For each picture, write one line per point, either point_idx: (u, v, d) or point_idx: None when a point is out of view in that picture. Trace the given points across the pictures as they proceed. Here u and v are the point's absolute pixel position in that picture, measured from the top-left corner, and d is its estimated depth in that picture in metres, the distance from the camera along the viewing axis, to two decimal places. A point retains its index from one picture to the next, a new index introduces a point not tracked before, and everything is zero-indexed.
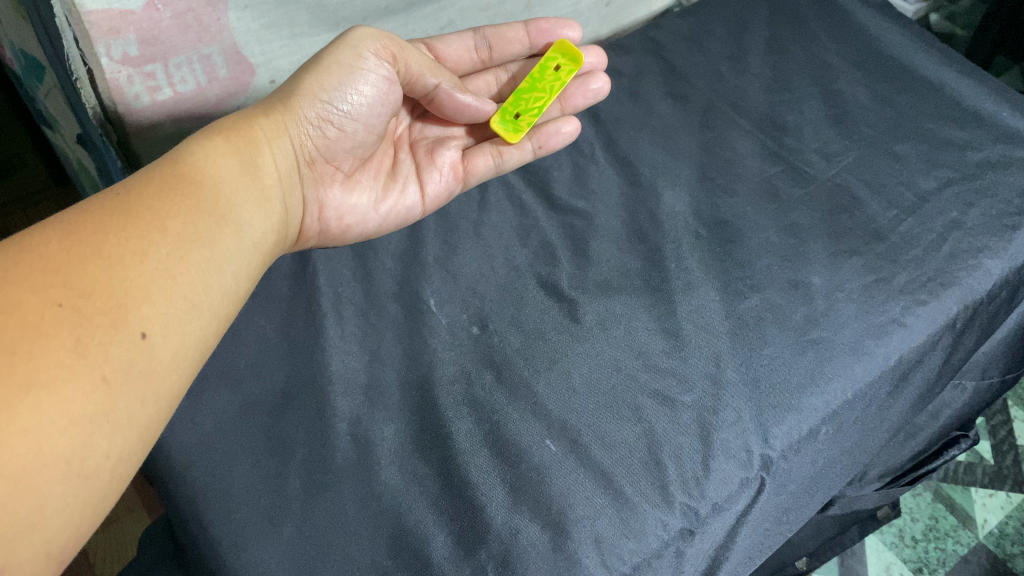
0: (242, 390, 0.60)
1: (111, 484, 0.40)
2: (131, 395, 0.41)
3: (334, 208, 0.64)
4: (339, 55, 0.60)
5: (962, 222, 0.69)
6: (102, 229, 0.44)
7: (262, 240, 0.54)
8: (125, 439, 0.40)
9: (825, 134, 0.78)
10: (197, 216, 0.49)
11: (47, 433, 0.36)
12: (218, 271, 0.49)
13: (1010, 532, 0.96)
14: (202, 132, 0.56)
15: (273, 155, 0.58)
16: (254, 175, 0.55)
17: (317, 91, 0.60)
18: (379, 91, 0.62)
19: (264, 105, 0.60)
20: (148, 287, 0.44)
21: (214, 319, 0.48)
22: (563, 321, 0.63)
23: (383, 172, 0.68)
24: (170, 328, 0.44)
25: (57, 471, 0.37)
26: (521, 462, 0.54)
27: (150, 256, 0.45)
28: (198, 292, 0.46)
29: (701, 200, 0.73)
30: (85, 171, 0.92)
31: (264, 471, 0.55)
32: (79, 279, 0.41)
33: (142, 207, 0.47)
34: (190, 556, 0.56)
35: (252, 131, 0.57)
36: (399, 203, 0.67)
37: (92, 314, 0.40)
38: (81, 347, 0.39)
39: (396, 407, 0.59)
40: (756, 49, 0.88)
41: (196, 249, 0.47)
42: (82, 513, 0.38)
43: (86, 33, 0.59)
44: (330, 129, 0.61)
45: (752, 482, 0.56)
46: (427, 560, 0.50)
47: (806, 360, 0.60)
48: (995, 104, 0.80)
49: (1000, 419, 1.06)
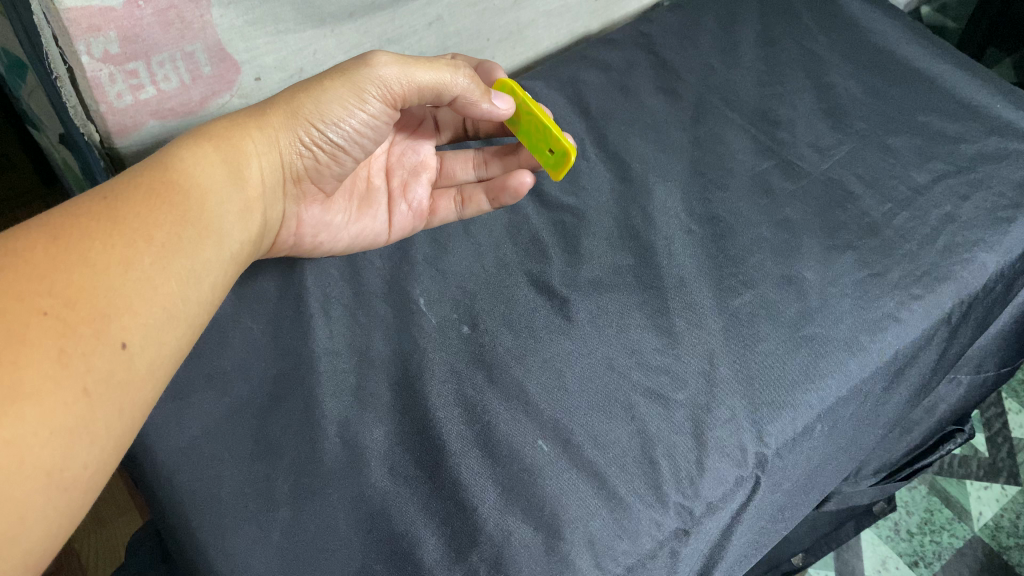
0: (230, 393, 0.58)
1: (87, 494, 0.39)
2: (109, 406, 0.40)
3: (311, 224, 0.66)
4: (337, 86, 0.58)
5: (956, 215, 0.69)
6: (88, 234, 0.43)
7: (238, 252, 0.53)
8: (102, 450, 0.39)
9: (818, 128, 0.77)
10: (181, 227, 0.48)
11: (30, 445, 0.36)
12: (197, 281, 0.48)
13: (1005, 525, 0.96)
14: (193, 134, 0.55)
15: (260, 171, 0.57)
16: (239, 193, 0.54)
17: (312, 117, 0.58)
18: (372, 122, 0.60)
19: (257, 111, 0.58)
20: (131, 296, 0.43)
21: (190, 329, 0.47)
22: (555, 320, 0.62)
23: (357, 195, 0.70)
24: (149, 338, 0.43)
25: (37, 482, 0.36)
26: (512, 462, 0.54)
27: (134, 266, 0.44)
28: (177, 303, 0.46)
29: (693, 196, 0.72)
30: (70, 171, 0.91)
31: (252, 475, 0.54)
32: (65, 286, 0.40)
33: (128, 214, 0.46)
34: (178, 560, 0.55)
35: (242, 140, 0.56)
36: (368, 227, 0.69)
37: (76, 324, 0.39)
38: (64, 358, 0.38)
39: (385, 409, 0.57)
40: (747, 42, 0.87)
41: (177, 259, 0.47)
42: (60, 522, 0.38)
43: (66, 31, 0.58)
44: (319, 152, 0.60)
45: (747, 480, 0.56)
46: (419, 565, 0.50)
47: (800, 356, 0.60)
48: (988, 97, 0.79)
49: (995, 412, 1.06)
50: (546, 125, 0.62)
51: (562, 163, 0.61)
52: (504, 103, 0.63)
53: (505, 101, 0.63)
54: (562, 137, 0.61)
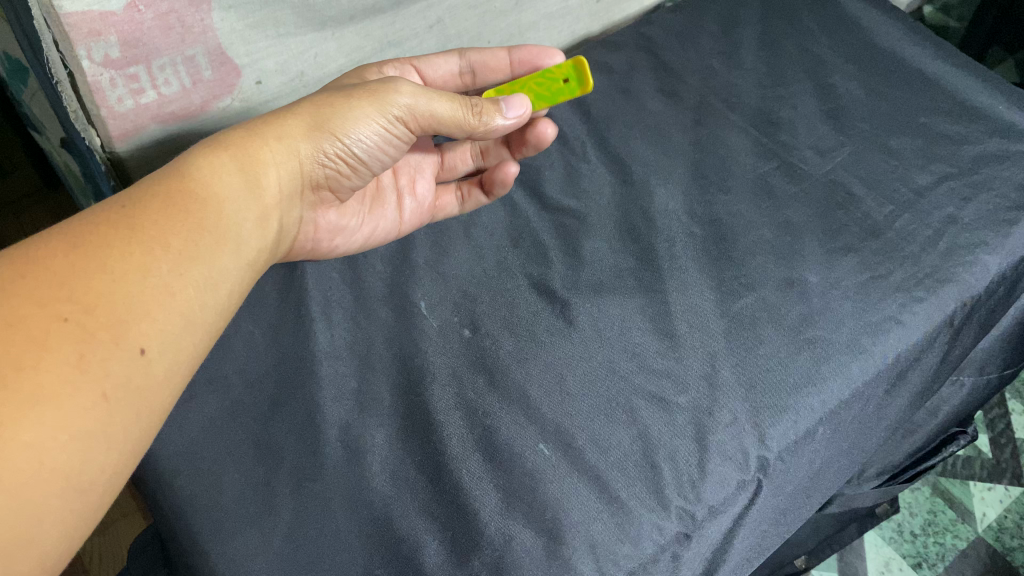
0: (231, 397, 0.58)
1: (103, 497, 0.40)
2: (127, 411, 0.40)
3: (327, 228, 0.66)
4: (362, 105, 0.56)
5: (958, 217, 0.68)
6: (107, 241, 0.43)
7: (255, 259, 0.52)
8: (119, 455, 0.39)
9: (820, 130, 0.77)
10: (199, 235, 0.47)
11: (50, 449, 0.36)
12: (214, 289, 0.47)
13: (1010, 526, 0.96)
14: (211, 142, 0.53)
15: (278, 180, 0.55)
16: (257, 204, 0.53)
17: (337, 131, 0.56)
18: (393, 139, 0.59)
19: (277, 119, 0.56)
20: (149, 304, 0.42)
21: (206, 335, 0.47)
22: (556, 322, 0.62)
23: (367, 194, 0.70)
24: (167, 345, 0.43)
25: (54, 485, 0.36)
26: (513, 466, 0.54)
27: (152, 272, 0.43)
28: (195, 309, 0.45)
29: (695, 199, 0.72)
30: (72, 175, 0.91)
31: (252, 479, 0.54)
32: (84, 293, 0.40)
33: (146, 221, 0.45)
34: (179, 564, 0.55)
35: (262, 150, 0.54)
36: (382, 225, 0.69)
37: (95, 330, 0.39)
38: (83, 362, 0.38)
39: (387, 413, 0.57)
40: (749, 44, 0.87)
41: (195, 267, 0.46)
42: (77, 524, 0.38)
43: (66, 36, 0.58)
44: (339, 164, 0.59)
45: (749, 484, 0.56)
46: (419, 568, 0.50)
47: (803, 359, 0.60)
48: (990, 98, 0.79)
49: (999, 412, 1.06)
50: (542, 76, 0.61)
51: (578, 69, 0.59)
52: (520, 107, 0.59)
53: (517, 105, 0.59)
54: (561, 69, 0.60)
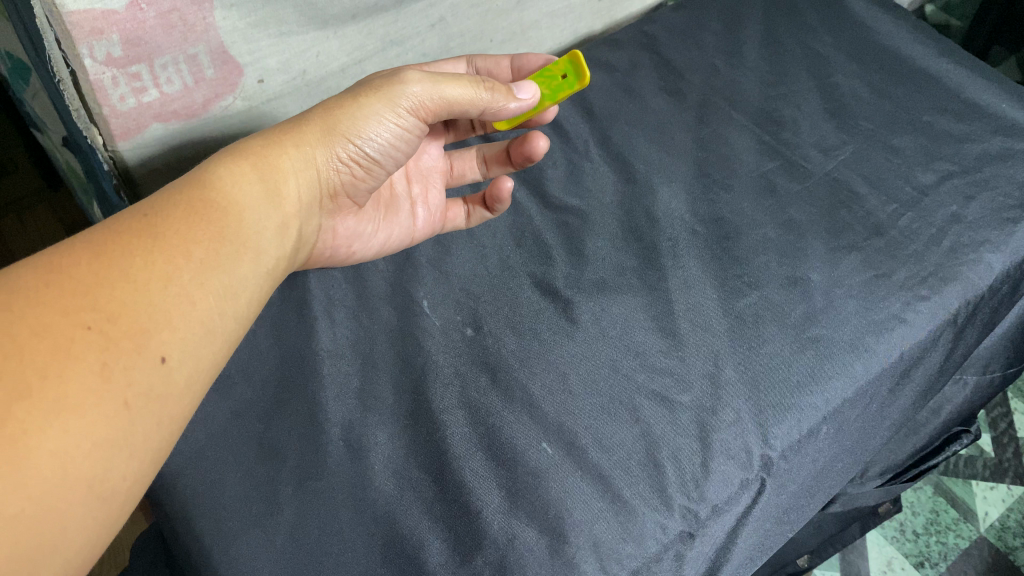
0: (233, 396, 0.58)
1: (124, 506, 0.39)
2: (148, 420, 0.39)
3: (345, 235, 0.66)
4: (372, 103, 0.56)
5: (961, 216, 0.68)
6: (129, 250, 0.42)
7: (274, 267, 0.52)
8: (140, 463, 0.39)
9: (823, 129, 0.77)
10: (219, 243, 0.46)
11: (73, 457, 0.35)
12: (234, 298, 0.47)
13: (1012, 525, 0.95)
14: (228, 152, 0.53)
15: (297, 188, 0.55)
16: (278, 212, 0.53)
17: (349, 133, 0.56)
18: (406, 136, 0.59)
19: (291, 127, 0.56)
20: (170, 313, 0.42)
21: (226, 345, 0.46)
22: (559, 321, 0.62)
23: (382, 202, 0.70)
24: (188, 353, 0.42)
25: (77, 494, 0.36)
26: (518, 465, 0.54)
27: (174, 281, 0.43)
28: (214, 319, 0.44)
29: (698, 197, 0.72)
30: (74, 175, 0.91)
31: (255, 479, 0.54)
32: (107, 302, 0.39)
33: (168, 230, 0.45)
34: (181, 563, 0.55)
35: (279, 158, 0.54)
36: (396, 230, 0.69)
37: (118, 339, 0.39)
38: (106, 372, 0.37)
39: (390, 413, 0.57)
40: (752, 42, 0.87)
41: (215, 275, 0.45)
42: (98, 532, 0.38)
43: (68, 34, 0.58)
44: (355, 167, 0.59)
45: (753, 483, 0.56)
46: (423, 567, 0.50)
47: (806, 358, 0.59)
48: (993, 97, 0.79)
49: (1000, 411, 1.06)
50: (540, 76, 0.63)
51: (576, 63, 0.60)
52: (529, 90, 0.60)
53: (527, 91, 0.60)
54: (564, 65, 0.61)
